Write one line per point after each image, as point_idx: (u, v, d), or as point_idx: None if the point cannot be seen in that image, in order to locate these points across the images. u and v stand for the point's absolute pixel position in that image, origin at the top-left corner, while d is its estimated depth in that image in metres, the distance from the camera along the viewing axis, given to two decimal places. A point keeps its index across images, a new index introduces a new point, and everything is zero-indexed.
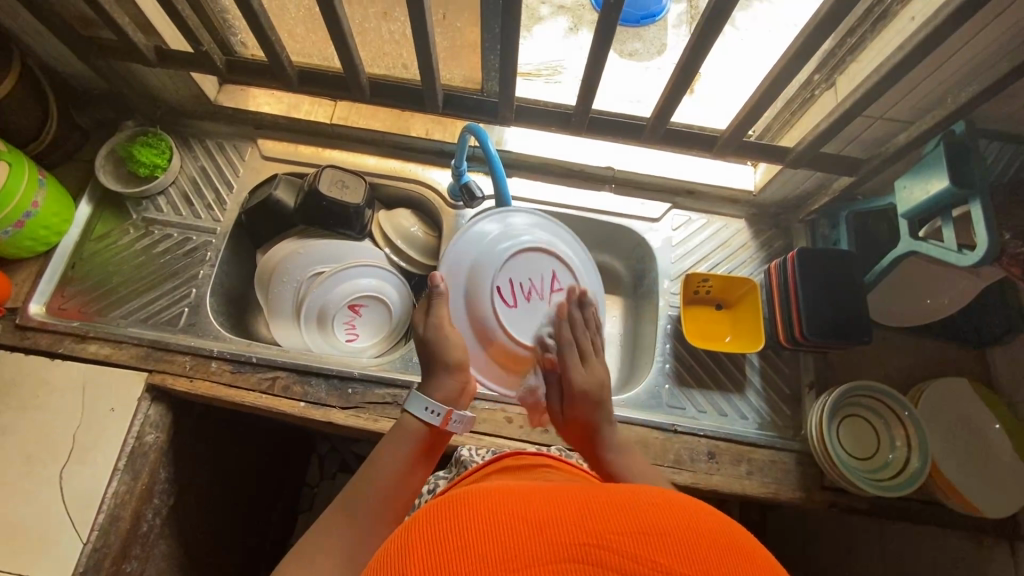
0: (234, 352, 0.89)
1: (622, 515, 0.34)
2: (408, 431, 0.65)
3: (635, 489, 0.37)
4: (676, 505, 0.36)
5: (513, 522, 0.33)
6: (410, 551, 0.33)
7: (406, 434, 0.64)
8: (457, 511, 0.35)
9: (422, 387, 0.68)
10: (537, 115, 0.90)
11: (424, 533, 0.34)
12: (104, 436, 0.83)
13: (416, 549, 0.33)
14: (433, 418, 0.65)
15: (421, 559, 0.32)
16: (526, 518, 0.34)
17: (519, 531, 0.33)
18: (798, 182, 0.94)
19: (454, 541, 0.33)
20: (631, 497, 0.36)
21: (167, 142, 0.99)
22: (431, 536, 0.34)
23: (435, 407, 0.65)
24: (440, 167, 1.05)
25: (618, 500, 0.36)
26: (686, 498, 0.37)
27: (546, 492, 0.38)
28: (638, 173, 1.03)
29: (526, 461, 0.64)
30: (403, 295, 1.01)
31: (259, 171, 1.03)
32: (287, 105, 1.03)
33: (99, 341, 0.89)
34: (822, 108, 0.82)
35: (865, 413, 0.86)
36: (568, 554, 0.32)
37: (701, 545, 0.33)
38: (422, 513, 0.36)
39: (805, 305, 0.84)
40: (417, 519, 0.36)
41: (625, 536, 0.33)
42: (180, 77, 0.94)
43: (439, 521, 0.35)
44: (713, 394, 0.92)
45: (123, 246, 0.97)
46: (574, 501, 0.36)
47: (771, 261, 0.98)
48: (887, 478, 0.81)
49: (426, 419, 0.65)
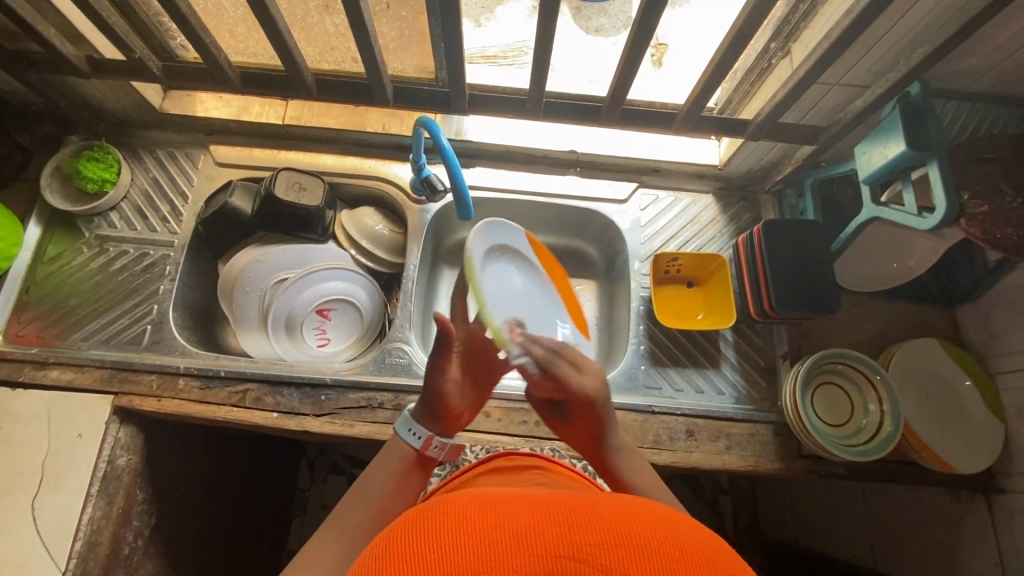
0: (201, 368, 0.87)
1: (599, 527, 0.35)
2: (394, 449, 0.65)
3: (614, 503, 0.38)
4: (653, 518, 0.37)
5: (496, 532, 0.34)
6: (392, 552, 0.34)
7: (388, 456, 0.65)
8: (443, 523, 0.35)
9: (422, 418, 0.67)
10: (492, 102, 0.88)
11: (408, 537, 0.35)
12: (73, 464, 0.81)
13: (394, 548, 0.35)
14: (415, 441, 0.65)
15: (399, 554, 0.34)
16: (510, 530, 0.34)
17: (502, 541, 0.33)
18: (761, 153, 0.93)
19: (436, 547, 0.34)
20: (610, 507, 0.38)
21: (114, 155, 0.95)
22: (415, 540, 0.34)
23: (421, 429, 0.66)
24: (401, 161, 1.02)
25: (597, 510, 0.37)
26: (664, 513, 0.38)
27: (530, 502, 0.39)
28: (601, 154, 1.01)
29: (521, 463, 0.66)
30: (373, 295, 1.00)
31: (214, 178, 1.00)
32: (237, 108, 1.00)
33: (61, 366, 0.86)
34: (780, 77, 0.80)
35: (839, 381, 0.87)
36: (544, 564, 0.32)
37: (672, 557, 0.33)
38: (410, 517, 0.37)
39: (773, 278, 0.84)
40: (402, 523, 0.37)
41: (601, 550, 0.33)
42: (120, 86, 0.90)
43: (424, 527, 0.35)
44: (688, 371, 0.92)
45: (78, 267, 0.94)
46: (556, 514, 0.36)
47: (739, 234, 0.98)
48: (862, 443, 0.81)
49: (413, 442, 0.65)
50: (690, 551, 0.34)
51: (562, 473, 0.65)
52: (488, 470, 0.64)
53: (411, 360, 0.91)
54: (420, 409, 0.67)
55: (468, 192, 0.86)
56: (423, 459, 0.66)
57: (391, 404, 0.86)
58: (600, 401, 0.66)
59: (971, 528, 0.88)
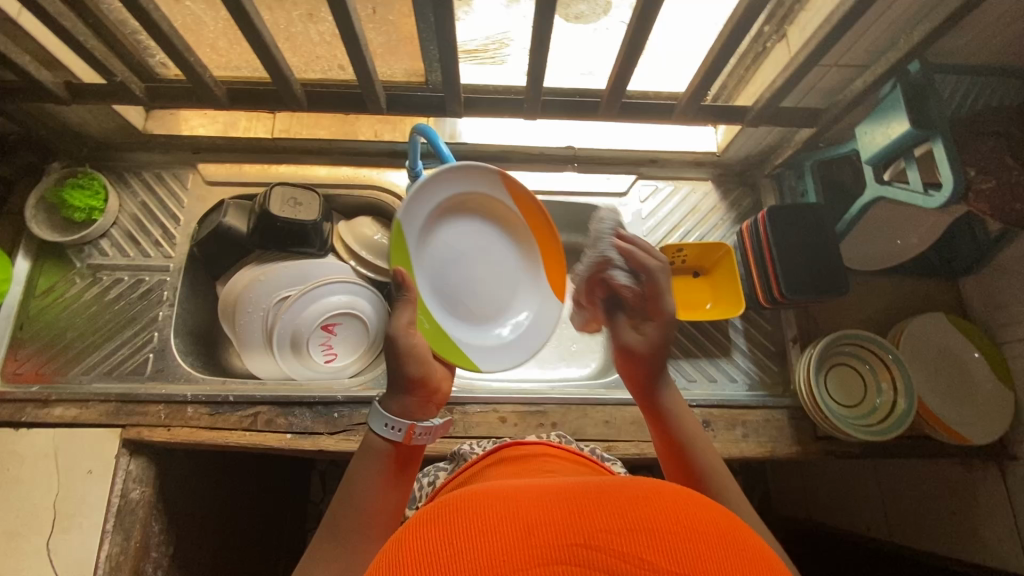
0: (209, 394, 0.85)
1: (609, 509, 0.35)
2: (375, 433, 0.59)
3: (621, 487, 0.38)
4: (660, 497, 0.36)
5: (505, 526, 0.34)
6: (402, 548, 0.34)
7: (364, 459, 0.58)
8: (450, 518, 0.35)
9: (394, 407, 0.60)
10: (488, 103, 0.86)
11: (417, 535, 0.34)
12: (86, 502, 0.79)
13: (404, 541, 0.34)
14: (394, 434, 0.58)
15: (410, 545, 0.34)
16: (518, 523, 0.34)
17: (511, 535, 0.33)
18: (759, 138, 0.93)
19: (443, 546, 0.33)
20: (617, 492, 0.37)
21: (100, 181, 0.93)
22: (425, 536, 0.34)
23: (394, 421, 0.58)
24: (396, 168, 1.00)
25: (605, 495, 0.36)
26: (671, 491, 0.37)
27: (539, 493, 0.38)
28: (599, 149, 1.00)
29: (525, 450, 0.65)
30: (377, 306, 0.98)
31: (205, 198, 0.97)
32: (224, 124, 0.98)
33: (65, 404, 0.84)
34: (778, 61, 0.79)
35: (851, 361, 0.87)
36: (556, 555, 0.32)
37: (684, 539, 0.33)
38: (419, 516, 0.37)
39: (781, 265, 0.83)
40: (410, 525, 0.36)
41: (612, 534, 0.33)
42: (100, 110, 0.87)
43: (432, 523, 0.35)
44: (700, 361, 0.92)
45: (72, 299, 0.92)
46: (563, 503, 0.36)
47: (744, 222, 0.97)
48: (876, 422, 0.82)
49: (389, 436, 0.59)
50: (698, 527, 0.34)
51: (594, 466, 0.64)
52: (493, 463, 0.63)
53: None
54: (395, 400, 0.60)
55: None
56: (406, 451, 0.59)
57: None
58: (647, 358, 0.65)
59: (985, 495, 0.89)
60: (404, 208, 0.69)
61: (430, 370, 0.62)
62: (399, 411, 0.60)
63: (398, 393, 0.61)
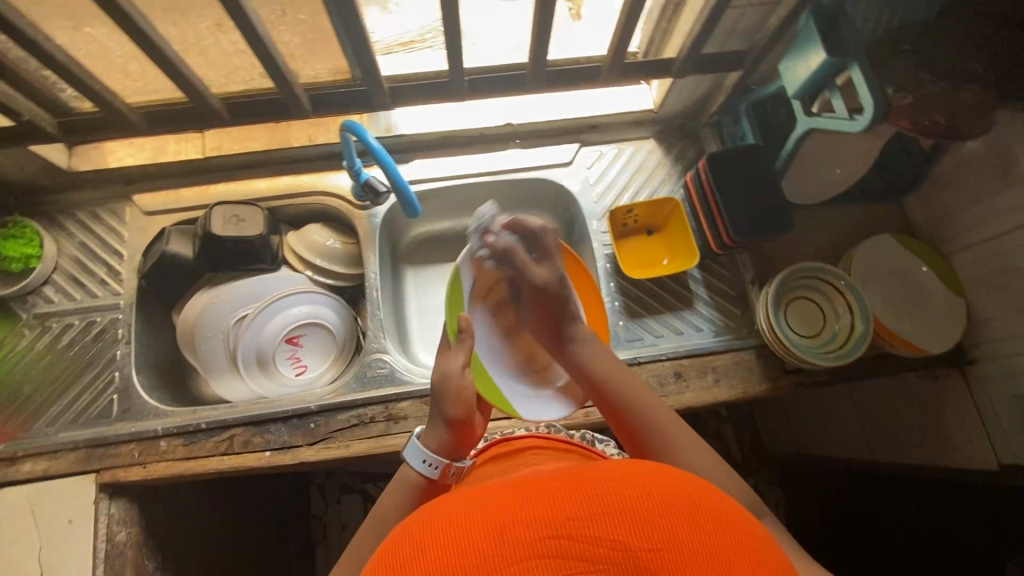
0: (180, 425, 0.84)
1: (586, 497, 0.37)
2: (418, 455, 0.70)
3: (591, 469, 0.40)
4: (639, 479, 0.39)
5: (480, 523, 0.37)
6: (390, 558, 0.37)
7: (406, 488, 0.69)
8: (431, 530, 0.37)
9: (429, 440, 0.70)
10: (417, 91, 0.85)
11: (401, 546, 0.37)
12: (71, 551, 0.78)
13: (390, 554, 0.37)
14: (431, 470, 0.69)
15: (394, 553, 0.37)
16: (493, 521, 0.37)
17: (487, 533, 0.36)
18: (692, 89, 0.94)
19: (425, 555, 0.36)
20: (585, 475, 0.40)
21: (32, 228, 0.90)
22: (409, 547, 0.37)
23: (428, 457, 0.68)
24: (337, 170, 0.99)
25: (573, 480, 0.39)
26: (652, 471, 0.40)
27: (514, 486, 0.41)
28: (538, 122, 1.00)
29: (512, 447, 0.73)
30: (339, 311, 0.97)
31: (146, 229, 0.95)
32: (152, 151, 0.95)
33: (32, 458, 0.83)
34: (694, 8, 0.79)
35: (808, 292, 0.88)
36: (530, 549, 0.35)
37: (646, 515, 0.36)
38: (406, 527, 0.40)
39: (727, 209, 0.83)
40: (397, 537, 0.39)
41: (580, 520, 0.36)
42: (17, 155, 0.84)
43: (414, 535, 0.38)
44: (665, 316, 0.94)
45: (23, 351, 0.89)
46: (535, 493, 0.39)
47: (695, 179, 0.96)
48: (838, 347, 0.84)
49: (424, 471, 0.69)
50: (675, 511, 0.37)
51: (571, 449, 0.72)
52: (489, 461, 0.72)
53: (394, 368, 0.89)
54: (433, 435, 0.71)
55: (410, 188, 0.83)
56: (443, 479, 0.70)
57: (383, 416, 0.84)
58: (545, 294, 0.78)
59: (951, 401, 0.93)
60: (462, 257, 0.76)
61: (467, 411, 0.72)
62: (438, 446, 0.69)
63: (437, 429, 0.71)
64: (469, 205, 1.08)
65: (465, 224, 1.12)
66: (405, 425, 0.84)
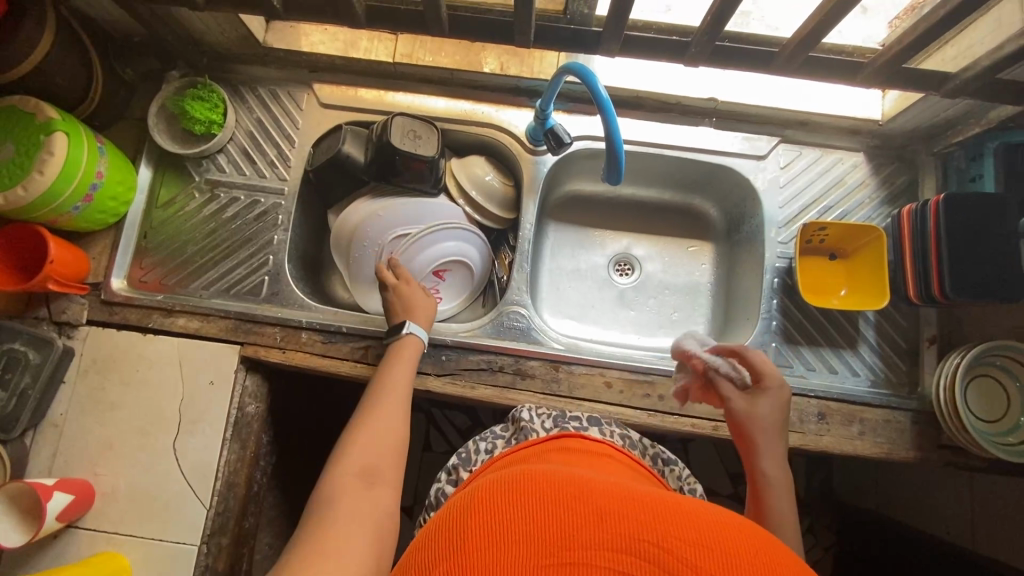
0: (323, 322, 0.87)
1: (550, 504, 0.38)
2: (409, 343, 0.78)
3: (680, 506, 0.39)
4: (570, 524, 0.37)
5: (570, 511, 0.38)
6: (490, 507, 0.39)
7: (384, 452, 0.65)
8: (523, 494, 0.40)
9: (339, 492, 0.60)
10: (649, 45, 0.72)
11: (502, 501, 0.39)
12: (208, 409, 0.84)
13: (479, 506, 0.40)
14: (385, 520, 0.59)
15: (483, 509, 0.39)
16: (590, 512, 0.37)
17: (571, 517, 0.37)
18: (939, 110, 0.81)
19: (507, 516, 0.38)
20: (678, 510, 0.38)
21: (219, 94, 0.90)
22: (508, 505, 0.39)
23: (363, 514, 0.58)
24: (515, 106, 0.94)
25: (677, 510, 0.39)
26: (625, 531, 0.36)
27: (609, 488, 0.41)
28: (745, 104, 0.90)
29: (589, 445, 0.64)
30: (483, 253, 0.95)
31: (319, 122, 0.94)
32: (344, 43, 0.92)
33: (187, 314, 0.87)
34: (999, 21, 0.66)
35: (999, 374, 0.79)
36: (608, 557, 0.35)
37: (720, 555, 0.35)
38: (499, 485, 0.42)
39: (948, 261, 0.74)
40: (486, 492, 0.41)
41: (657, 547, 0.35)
42: (226, 18, 0.83)
43: (506, 496, 0.40)
44: (822, 350, 0.86)
45: (190, 212, 0.93)
46: (628, 505, 0.38)
47: (908, 211, 0.80)
48: (1019, 442, 0.75)
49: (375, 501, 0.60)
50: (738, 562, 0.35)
51: (774, 546, 0.38)
52: (557, 449, 0.62)
53: (529, 325, 0.88)
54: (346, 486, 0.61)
55: (622, 151, 0.69)
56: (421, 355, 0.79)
57: (512, 368, 0.85)
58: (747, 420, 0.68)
59: None
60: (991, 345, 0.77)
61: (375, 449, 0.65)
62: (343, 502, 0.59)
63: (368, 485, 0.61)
64: (632, 173, 1.01)
65: (618, 192, 1.06)
66: (531, 384, 0.84)
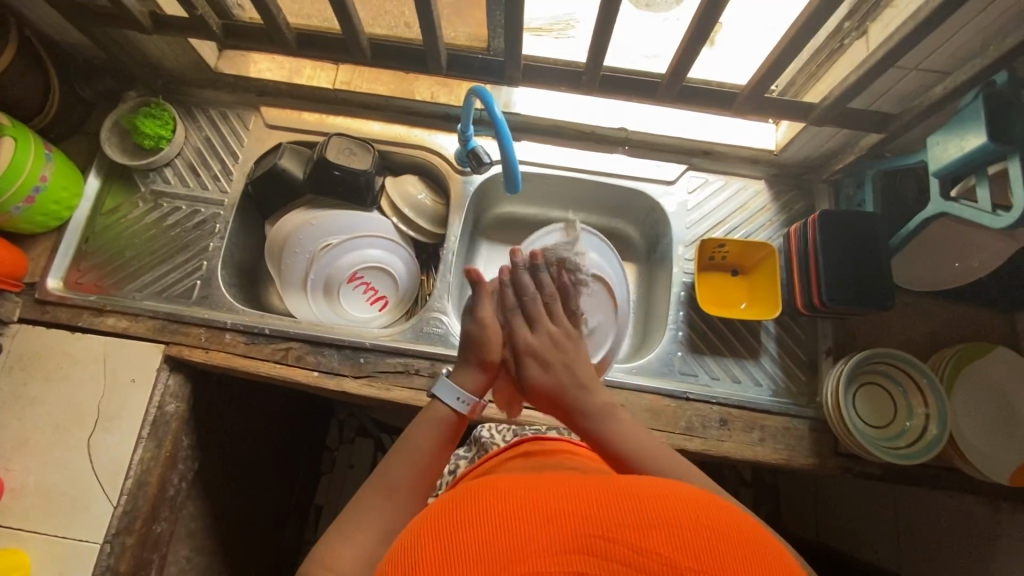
0: (248, 324, 0.90)
1: (504, 513, 0.36)
2: (434, 414, 0.65)
3: (629, 488, 0.38)
4: (523, 535, 0.34)
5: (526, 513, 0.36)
6: (435, 532, 0.37)
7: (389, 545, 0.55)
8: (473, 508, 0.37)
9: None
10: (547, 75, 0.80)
11: (450, 520, 0.37)
12: (127, 406, 0.86)
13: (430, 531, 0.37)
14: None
15: (433, 529, 0.37)
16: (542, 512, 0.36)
17: (528, 521, 0.35)
18: (821, 141, 0.90)
19: (461, 528, 0.36)
20: (629, 493, 0.38)
21: (170, 112, 0.97)
22: (459, 523, 0.36)
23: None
24: (447, 132, 1.02)
25: (630, 493, 0.38)
26: (579, 529, 0.34)
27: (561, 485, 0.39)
28: (653, 135, 0.98)
29: (546, 446, 0.62)
30: (409, 265, 1.01)
31: (263, 141, 1.01)
32: (289, 70, 1.01)
33: (117, 314, 0.90)
34: (851, 60, 0.75)
35: (882, 381, 0.83)
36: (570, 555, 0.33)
37: (675, 532, 0.34)
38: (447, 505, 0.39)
39: (826, 272, 0.79)
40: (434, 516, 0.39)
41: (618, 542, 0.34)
42: (177, 43, 0.91)
43: (459, 511, 0.38)
44: (725, 360, 0.90)
45: (133, 220, 0.98)
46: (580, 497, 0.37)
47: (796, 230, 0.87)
48: (905, 446, 0.79)
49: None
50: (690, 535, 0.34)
51: (720, 508, 0.38)
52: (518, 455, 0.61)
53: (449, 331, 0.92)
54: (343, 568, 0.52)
55: (518, 164, 0.76)
56: (463, 422, 0.66)
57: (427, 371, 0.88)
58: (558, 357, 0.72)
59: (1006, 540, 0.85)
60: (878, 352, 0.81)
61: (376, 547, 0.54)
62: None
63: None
64: (558, 197, 1.08)
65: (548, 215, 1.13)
66: None
